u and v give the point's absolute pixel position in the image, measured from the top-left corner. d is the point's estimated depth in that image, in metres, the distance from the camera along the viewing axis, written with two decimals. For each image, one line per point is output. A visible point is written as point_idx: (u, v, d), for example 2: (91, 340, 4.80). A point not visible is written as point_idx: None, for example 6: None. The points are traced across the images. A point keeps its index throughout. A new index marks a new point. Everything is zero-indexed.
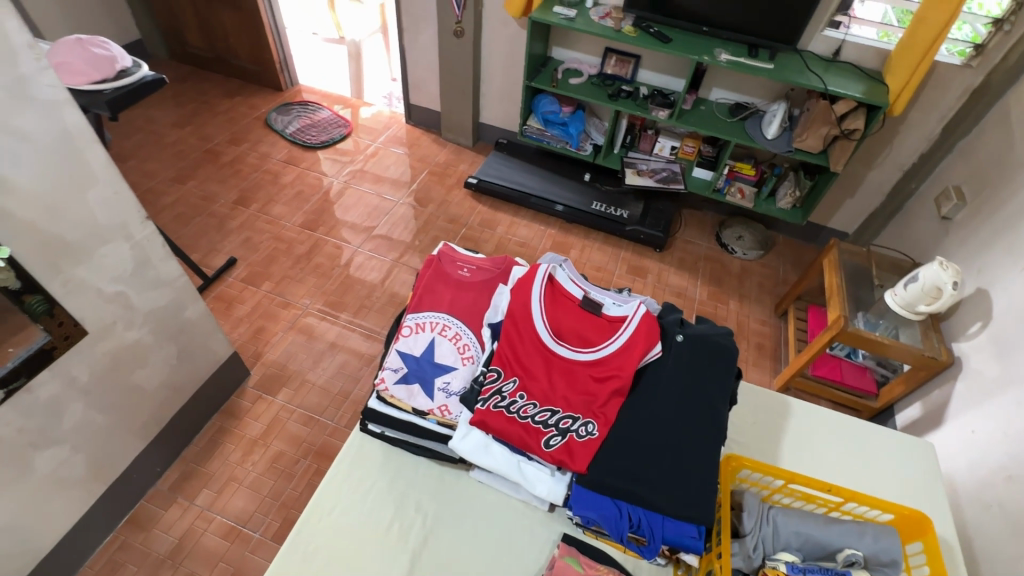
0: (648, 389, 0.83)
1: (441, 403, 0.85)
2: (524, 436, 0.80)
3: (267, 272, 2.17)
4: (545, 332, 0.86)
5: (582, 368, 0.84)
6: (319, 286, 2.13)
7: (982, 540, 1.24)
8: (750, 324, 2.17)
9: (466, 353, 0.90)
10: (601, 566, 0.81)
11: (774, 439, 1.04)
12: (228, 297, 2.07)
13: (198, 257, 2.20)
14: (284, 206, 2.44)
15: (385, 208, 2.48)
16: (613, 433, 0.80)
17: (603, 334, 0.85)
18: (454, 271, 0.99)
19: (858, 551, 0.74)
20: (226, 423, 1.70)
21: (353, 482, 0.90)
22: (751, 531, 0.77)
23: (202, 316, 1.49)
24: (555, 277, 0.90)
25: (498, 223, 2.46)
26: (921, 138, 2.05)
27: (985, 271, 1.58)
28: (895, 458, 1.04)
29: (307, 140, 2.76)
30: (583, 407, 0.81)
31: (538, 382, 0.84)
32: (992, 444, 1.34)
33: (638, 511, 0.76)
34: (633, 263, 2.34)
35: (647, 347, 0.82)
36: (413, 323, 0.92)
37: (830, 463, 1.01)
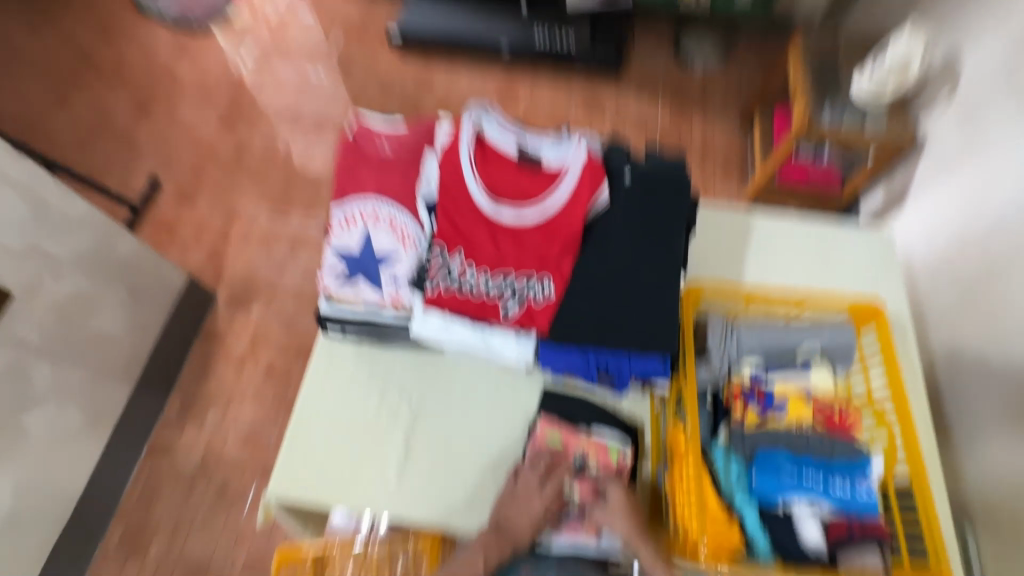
0: (601, 240, 0.79)
1: (392, 294, 0.82)
2: (480, 310, 0.78)
3: (198, 186, 1.99)
4: (483, 196, 0.79)
5: (529, 230, 0.79)
6: (259, 191, 1.97)
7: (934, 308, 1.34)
8: (716, 141, 2.09)
9: (405, 236, 0.82)
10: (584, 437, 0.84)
11: (739, 255, 1.04)
12: (167, 222, 1.92)
13: (117, 185, 1.99)
14: (192, 107, 2.15)
15: (306, 87, 2.19)
16: (571, 289, 0.78)
17: (545, 190, 0.79)
18: (373, 149, 0.86)
19: (816, 347, 0.79)
20: (209, 347, 1.70)
21: (332, 382, 0.92)
22: (716, 350, 0.80)
23: (137, 249, 1.39)
24: (484, 132, 0.81)
25: (436, 81, 2.20)
26: None
27: (954, 30, 1.45)
28: (856, 254, 1.05)
29: (192, 19, 2.33)
30: (536, 265, 0.78)
31: (485, 250, 0.79)
32: (949, 218, 1.37)
33: (605, 355, 0.78)
34: (588, 98, 2.16)
35: (592, 191, 0.78)
36: (341, 216, 0.83)
37: (792, 270, 1.03)
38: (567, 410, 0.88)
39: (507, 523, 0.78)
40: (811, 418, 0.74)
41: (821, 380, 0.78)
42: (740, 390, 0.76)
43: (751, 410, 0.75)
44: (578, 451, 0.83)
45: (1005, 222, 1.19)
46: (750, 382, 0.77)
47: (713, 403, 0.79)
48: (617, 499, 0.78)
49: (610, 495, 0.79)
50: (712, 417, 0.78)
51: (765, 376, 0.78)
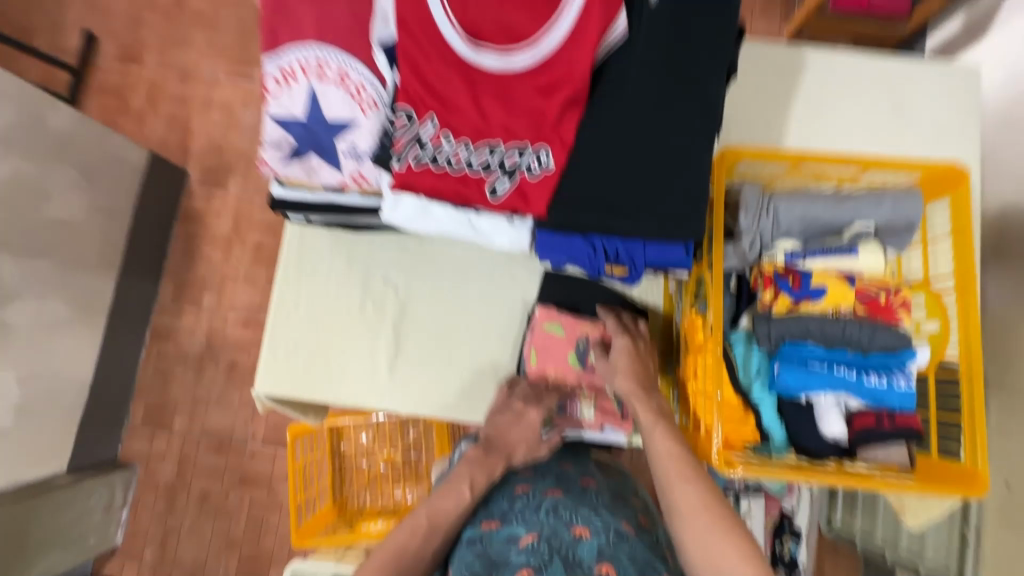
0: (612, 91, 0.61)
1: (354, 172, 0.66)
2: (462, 189, 0.61)
3: (141, 41, 1.69)
4: (457, 38, 0.58)
5: (519, 81, 0.59)
6: (212, 44, 1.68)
7: None
8: None
9: (363, 98, 0.62)
10: (582, 321, 0.80)
11: (784, 109, 0.85)
12: (115, 86, 1.68)
13: (48, 43, 1.70)
14: None
15: None
16: (575, 159, 0.61)
17: (540, 23, 0.58)
18: None
19: (870, 223, 0.65)
20: (191, 228, 1.59)
21: (308, 272, 0.82)
22: (748, 229, 0.67)
23: (76, 120, 1.21)
24: None
25: None
26: None
27: None
28: (931, 98, 0.85)
29: None
30: (530, 132, 0.60)
31: (464, 114, 0.60)
32: None
33: (614, 242, 0.65)
34: None
35: (603, 25, 0.58)
36: (277, 71, 0.62)
37: (848, 123, 0.85)
38: (570, 293, 0.82)
39: (498, 439, 0.72)
40: (851, 304, 0.64)
41: (869, 262, 0.65)
42: (770, 273, 0.66)
43: (781, 296, 0.65)
44: (579, 338, 0.79)
45: None
46: (784, 266, 0.66)
47: (737, 284, 0.69)
48: (623, 349, 0.73)
49: (615, 347, 0.74)
50: (735, 306, 0.69)
51: (803, 259, 0.66)
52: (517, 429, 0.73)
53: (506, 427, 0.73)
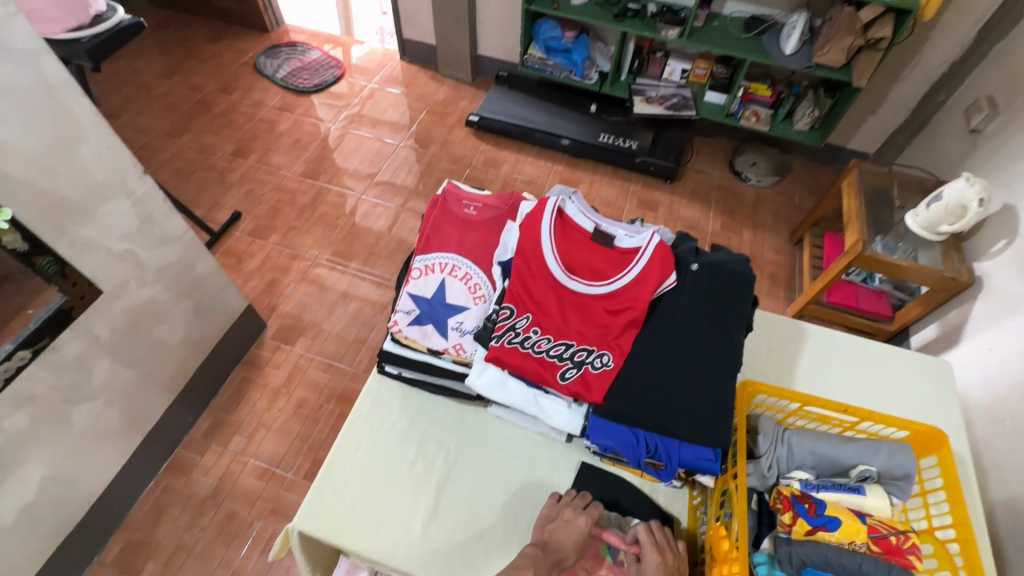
0: (664, 319, 0.78)
1: (456, 342, 0.82)
2: (540, 369, 0.77)
3: (273, 224, 2.15)
4: (556, 267, 0.80)
5: (595, 303, 0.79)
6: (326, 236, 2.11)
7: (994, 454, 1.28)
8: (763, 253, 2.15)
9: (477, 292, 0.84)
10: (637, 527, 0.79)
11: (792, 363, 1.04)
12: (237, 251, 2.07)
13: (203, 213, 2.18)
14: (283, 155, 2.38)
15: (386, 152, 2.41)
16: (631, 364, 0.76)
17: (617, 268, 0.79)
18: (459, 210, 0.90)
19: (872, 467, 0.76)
20: (249, 373, 1.75)
21: (376, 421, 0.93)
22: (766, 453, 0.79)
23: (213, 270, 1.49)
24: (564, 211, 0.83)
25: (502, 162, 2.39)
26: (953, 43, 1.90)
27: (1013, 185, 1.51)
28: (912, 378, 1.04)
29: (300, 84, 2.65)
30: (597, 339, 0.78)
31: (551, 317, 0.79)
32: (1008, 361, 1.35)
33: (655, 438, 0.74)
34: (643, 197, 2.29)
35: (661, 278, 0.77)
36: (421, 264, 0.85)
37: (845, 385, 1.02)
38: (603, 486, 0.88)
39: (553, 542, 0.75)
40: (864, 540, 0.71)
41: (876, 503, 0.74)
42: (788, 495, 0.74)
43: (799, 520, 0.72)
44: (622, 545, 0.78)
45: None
46: (800, 491, 0.75)
47: (758, 504, 0.77)
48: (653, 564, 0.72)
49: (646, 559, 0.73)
50: (758, 526, 0.75)
51: (816, 489, 0.75)
52: (568, 532, 0.76)
53: (560, 531, 0.76)
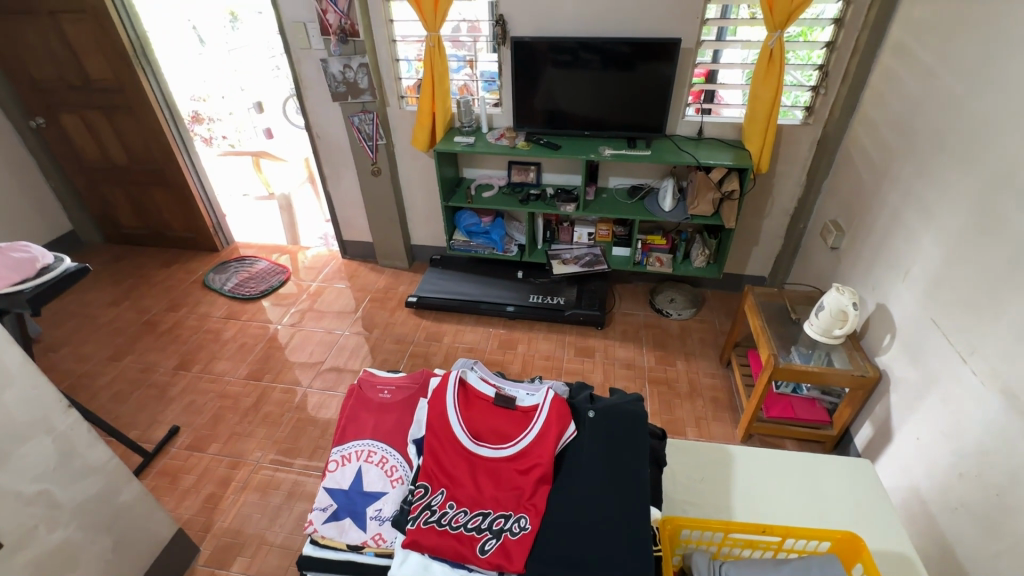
0: (572, 468, 0.80)
1: (375, 532, 0.81)
2: (458, 546, 0.75)
3: (213, 433, 2.09)
4: (464, 436, 0.84)
5: (505, 465, 0.82)
6: (270, 436, 2.06)
7: (962, 549, 1.26)
8: (700, 379, 2.25)
9: (394, 475, 0.86)
10: None
11: (726, 489, 1.05)
12: (172, 469, 1.96)
13: (138, 433, 2.10)
14: (228, 360, 2.43)
15: (332, 342, 2.51)
16: (548, 523, 0.76)
17: (521, 426, 0.84)
18: (375, 395, 0.95)
19: None
20: None
21: None
22: None
23: (139, 496, 1.41)
24: (467, 380, 0.89)
25: (444, 334, 2.53)
26: (794, 185, 2.34)
27: (877, 288, 1.75)
28: (839, 482, 1.07)
29: (247, 292, 2.83)
30: (513, 503, 0.78)
31: (465, 488, 0.81)
32: (935, 447, 1.41)
33: None
34: (579, 345, 2.44)
35: (560, 429, 0.81)
36: (338, 456, 0.88)
37: (782, 502, 1.03)
38: None
39: None
40: None
41: None
42: None
43: None
44: None
45: (986, 449, 1.23)
46: None
47: None
48: None
49: None
50: None
51: None
52: None
53: None
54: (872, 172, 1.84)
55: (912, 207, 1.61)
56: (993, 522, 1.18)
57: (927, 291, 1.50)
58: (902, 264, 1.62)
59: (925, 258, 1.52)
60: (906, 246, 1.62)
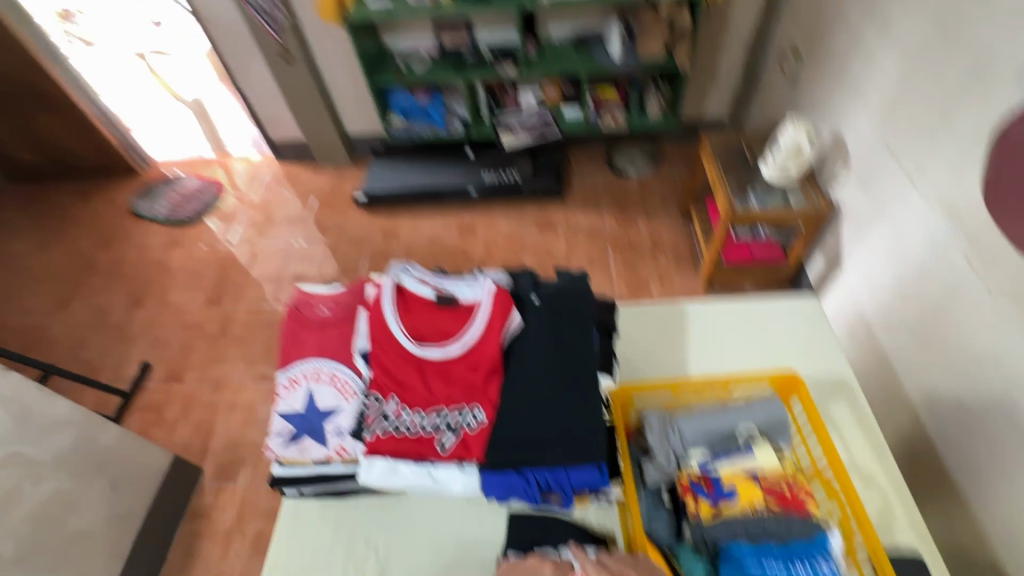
0: (520, 356, 0.79)
1: (337, 445, 0.80)
2: (417, 447, 0.76)
3: (187, 363, 2.08)
4: (407, 342, 0.81)
5: (454, 363, 0.79)
6: (244, 357, 2.07)
7: (898, 359, 1.37)
8: (663, 236, 2.26)
9: (347, 389, 0.82)
10: None
11: (680, 345, 1.09)
12: (155, 403, 1.98)
13: (110, 375, 2.08)
14: (181, 290, 2.34)
15: (286, 254, 2.40)
16: (502, 411, 0.76)
17: (465, 323, 0.81)
18: (313, 314, 0.89)
19: (752, 425, 0.81)
20: (196, 525, 1.66)
21: (297, 548, 0.91)
22: (659, 446, 0.81)
23: (121, 437, 1.42)
24: (403, 286, 0.85)
25: (401, 229, 2.44)
26: (752, 8, 2.11)
27: (835, 116, 1.67)
28: (785, 322, 1.12)
29: (183, 216, 2.62)
30: (466, 398, 0.77)
31: (416, 391, 0.79)
32: (881, 270, 1.46)
33: (544, 472, 0.73)
34: (541, 220, 2.38)
35: (504, 321, 0.79)
36: (286, 380, 0.84)
37: (732, 349, 1.08)
38: (533, 532, 0.88)
39: None
40: (763, 499, 0.75)
41: (765, 457, 0.78)
42: (688, 482, 0.77)
43: (701, 501, 0.75)
44: None
45: (926, 267, 1.28)
46: (699, 473, 0.78)
47: (671, 497, 0.80)
48: None
49: None
50: (675, 518, 0.78)
51: (713, 464, 0.78)
52: None
53: None
54: None
55: (873, 20, 1.47)
56: (927, 333, 1.27)
57: (883, 115, 1.43)
58: (860, 88, 1.53)
59: (884, 76, 1.43)
60: (865, 66, 1.51)
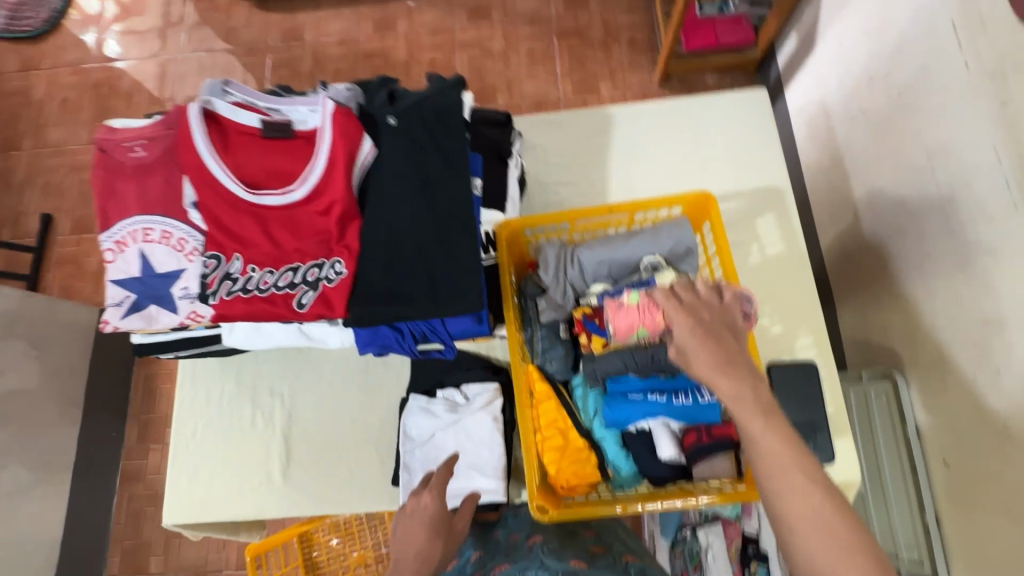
0: (380, 195, 0.65)
1: (190, 311, 0.69)
2: (271, 309, 0.65)
3: (91, 211, 1.88)
4: (236, 187, 0.65)
5: (301, 209, 0.65)
6: None
7: (852, 155, 1.25)
8: (618, 18, 1.88)
9: (186, 248, 0.68)
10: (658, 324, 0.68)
11: (602, 160, 0.95)
12: (70, 256, 1.85)
13: (10, 231, 1.90)
14: (59, 126, 1.99)
15: (170, 71, 2.00)
16: (364, 261, 0.65)
17: (307, 158, 0.65)
18: (127, 158, 0.71)
19: (657, 255, 0.72)
20: (149, 369, 1.69)
21: (201, 402, 0.89)
22: (554, 283, 0.74)
23: None
24: (221, 115, 0.66)
25: (303, 29, 1.99)
26: None
27: None
28: (725, 124, 0.95)
29: (27, 27, 2.08)
30: (320, 249, 0.65)
31: (261, 247, 0.65)
32: (854, 48, 1.24)
33: (418, 324, 0.66)
34: (472, 5, 1.94)
35: (351, 150, 0.63)
36: (112, 242, 0.70)
37: (659, 162, 0.94)
38: (435, 369, 0.85)
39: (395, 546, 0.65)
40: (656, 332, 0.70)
41: None
42: (581, 318, 0.72)
43: (595, 337, 0.71)
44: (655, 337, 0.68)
45: (903, 42, 1.07)
46: (593, 308, 0.73)
47: (568, 331, 0.75)
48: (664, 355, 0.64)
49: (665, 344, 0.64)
50: (571, 352, 0.75)
51: (611, 297, 0.72)
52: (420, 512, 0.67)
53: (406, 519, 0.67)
54: None
55: None
56: (886, 125, 1.13)
57: None
58: None
59: None
60: None
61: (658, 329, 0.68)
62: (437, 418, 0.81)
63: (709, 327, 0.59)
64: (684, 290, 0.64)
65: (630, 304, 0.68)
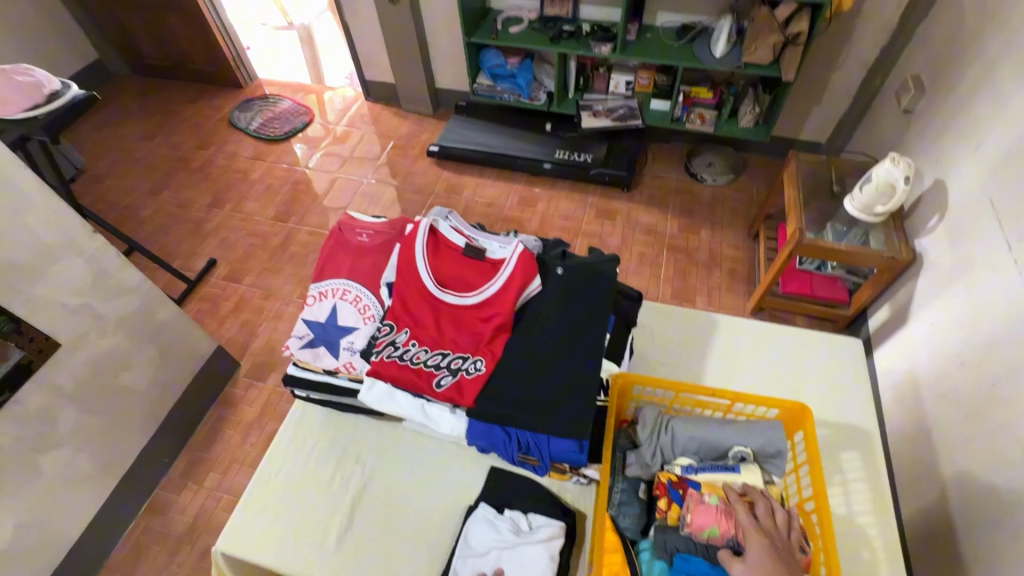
0: (531, 319, 0.81)
1: (346, 361, 0.84)
2: (416, 380, 0.79)
3: (246, 267, 2.25)
4: (428, 281, 0.85)
5: (468, 312, 0.83)
6: (297, 274, 2.21)
7: (941, 430, 1.27)
8: (723, 250, 2.17)
9: (367, 313, 0.88)
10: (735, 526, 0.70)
11: (702, 355, 1.07)
12: (213, 296, 2.17)
13: (181, 263, 2.29)
14: (256, 201, 2.51)
15: (354, 188, 2.52)
16: (501, 367, 0.78)
17: (487, 277, 0.84)
18: (353, 238, 0.94)
19: (746, 447, 0.78)
20: (223, 412, 1.81)
21: (296, 446, 0.98)
22: (646, 442, 0.81)
23: (176, 316, 1.58)
24: (437, 229, 0.88)
25: (464, 187, 2.48)
26: (881, 29, 1.94)
27: (942, 160, 1.53)
28: (821, 358, 1.05)
29: (271, 133, 2.80)
30: (471, 346, 0.80)
31: (427, 329, 0.82)
32: (948, 333, 1.35)
33: (527, 435, 0.75)
34: (602, 207, 2.35)
35: (524, 281, 0.81)
36: (316, 292, 0.90)
37: (754, 372, 1.05)
38: (508, 489, 0.91)
39: None
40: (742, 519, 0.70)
41: (750, 480, 0.76)
42: (665, 481, 0.77)
43: (674, 504, 0.75)
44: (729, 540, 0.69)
45: (996, 340, 1.17)
46: (678, 476, 0.78)
47: (646, 493, 0.80)
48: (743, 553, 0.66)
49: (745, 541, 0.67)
50: (644, 515, 0.78)
51: (694, 471, 0.78)
52: None
53: None
54: (980, 11, 1.48)
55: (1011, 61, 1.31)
56: (979, 410, 1.17)
57: (994, 168, 1.30)
58: (978, 133, 1.39)
59: (1007, 125, 1.29)
60: (989, 111, 1.36)
61: (732, 535, 0.69)
62: (502, 536, 0.83)
63: (775, 540, 0.68)
64: (758, 512, 0.71)
65: (710, 502, 0.72)
